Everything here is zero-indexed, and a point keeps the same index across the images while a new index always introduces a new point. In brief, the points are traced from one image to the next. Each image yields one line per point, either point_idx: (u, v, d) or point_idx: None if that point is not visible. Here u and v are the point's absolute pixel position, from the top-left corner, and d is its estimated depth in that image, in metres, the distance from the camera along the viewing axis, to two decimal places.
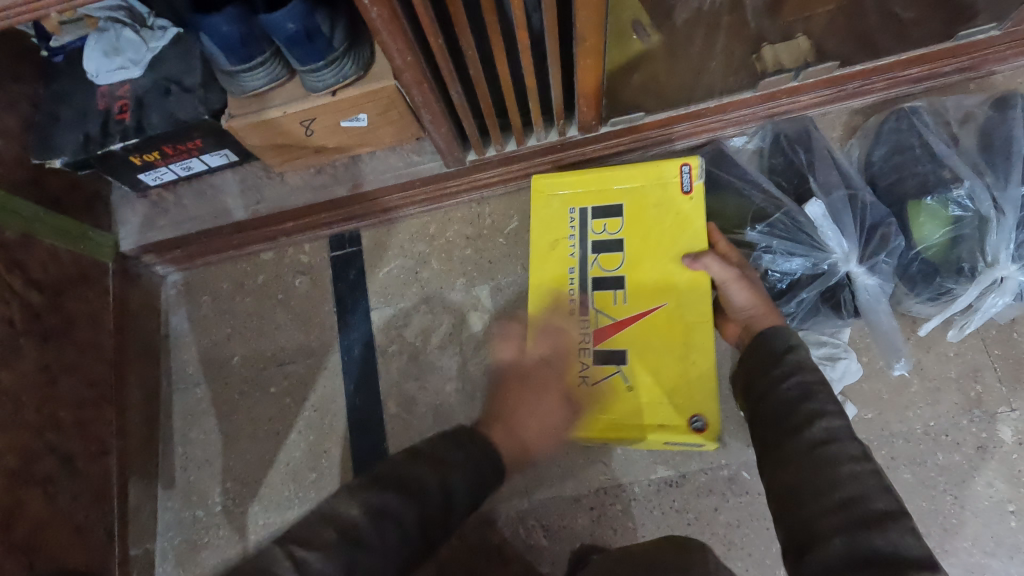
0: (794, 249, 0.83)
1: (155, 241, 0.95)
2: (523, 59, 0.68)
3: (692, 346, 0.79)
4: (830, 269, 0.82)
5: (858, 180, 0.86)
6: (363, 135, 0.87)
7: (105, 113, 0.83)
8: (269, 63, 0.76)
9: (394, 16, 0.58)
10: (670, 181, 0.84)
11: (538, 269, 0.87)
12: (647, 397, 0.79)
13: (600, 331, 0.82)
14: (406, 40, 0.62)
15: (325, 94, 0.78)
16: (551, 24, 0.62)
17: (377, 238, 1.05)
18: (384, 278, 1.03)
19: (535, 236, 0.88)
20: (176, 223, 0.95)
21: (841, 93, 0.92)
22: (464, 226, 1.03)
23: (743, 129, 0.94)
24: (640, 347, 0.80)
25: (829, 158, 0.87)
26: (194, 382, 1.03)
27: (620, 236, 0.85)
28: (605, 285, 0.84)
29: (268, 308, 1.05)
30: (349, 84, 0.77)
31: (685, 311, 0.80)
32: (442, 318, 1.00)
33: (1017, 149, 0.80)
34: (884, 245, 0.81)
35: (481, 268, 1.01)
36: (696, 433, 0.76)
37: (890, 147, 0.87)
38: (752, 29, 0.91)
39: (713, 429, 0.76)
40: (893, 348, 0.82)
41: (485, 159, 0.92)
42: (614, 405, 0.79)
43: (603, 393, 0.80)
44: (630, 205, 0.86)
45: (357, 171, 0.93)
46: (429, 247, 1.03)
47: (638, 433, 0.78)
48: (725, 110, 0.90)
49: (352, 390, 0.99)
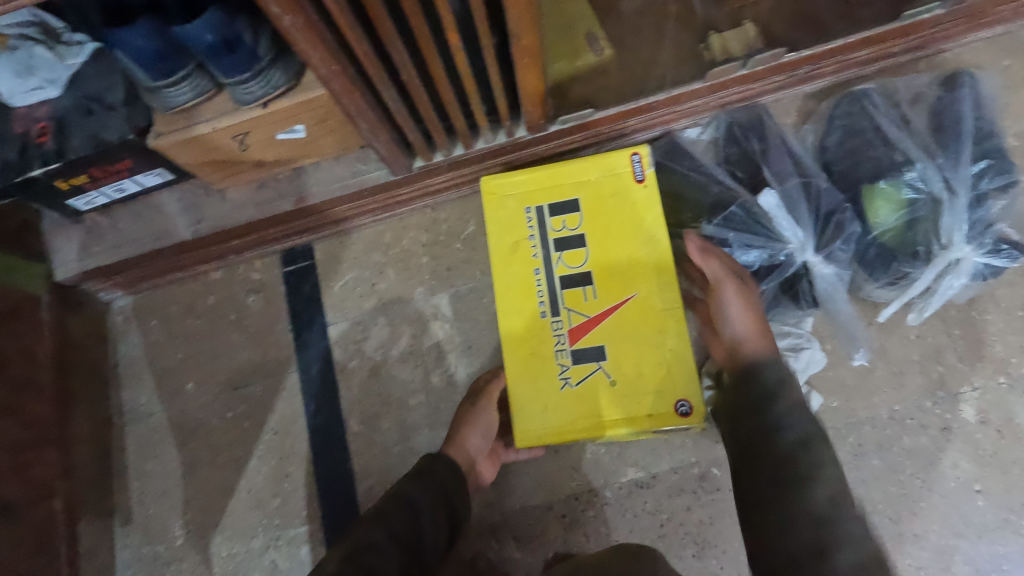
0: (751, 241, 0.82)
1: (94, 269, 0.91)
2: (457, 62, 0.65)
3: (667, 332, 0.75)
4: (787, 259, 0.82)
5: (812, 166, 0.85)
6: (303, 146, 0.83)
7: (24, 137, 0.78)
8: (193, 77, 0.72)
9: (311, 24, 0.55)
10: (623, 171, 0.80)
11: (502, 276, 0.80)
12: (630, 391, 0.75)
13: (573, 331, 0.77)
14: (328, 49, 0.58)
15: (257, 107, 0.74)
16: (481, 25, 0.59)
17: (330, 250, 1.01)
18: (341, 292, 1.00)
19: (493, 240, 0.81)
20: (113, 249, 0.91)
21: (791, 79, 0.89)
22: (419, 233, 1.00)
23: (694, 121, 0.90)
24: (615, 340, 0.76)
25: (783, 148, 0.86)
26: (147, 412, 0.99)
27: (581, 232, 0.80)
28: (572, 283, 0.79)
29: (221, 330, 1.01)
30: (280, 95, 0.74)
31: (655, 298, 0.77)
32: (402, 330, 0.97)
33: (965, 128, 0.81)
34: (839, 231, 0.81)
35: (440, 276, 0.98)
36: (684, 419, 0.73)
37: (844, 132, 0.86)
38: (700, 17, 0.89)
39: (701, 411, 0.74)
40: (850, 338, 0.84)
41: (434, 165, 0.89)
42: (599, 404, 0.75)
43: (586, 394, 0.75)
44: (586, 199, 0.81)
45: (302, 183, 0.89)
46: (384, 256, 1.00)
47: (628, 428, 0.74)
48: (677, 102, 0.86)
49: (312, 410, 0.96)
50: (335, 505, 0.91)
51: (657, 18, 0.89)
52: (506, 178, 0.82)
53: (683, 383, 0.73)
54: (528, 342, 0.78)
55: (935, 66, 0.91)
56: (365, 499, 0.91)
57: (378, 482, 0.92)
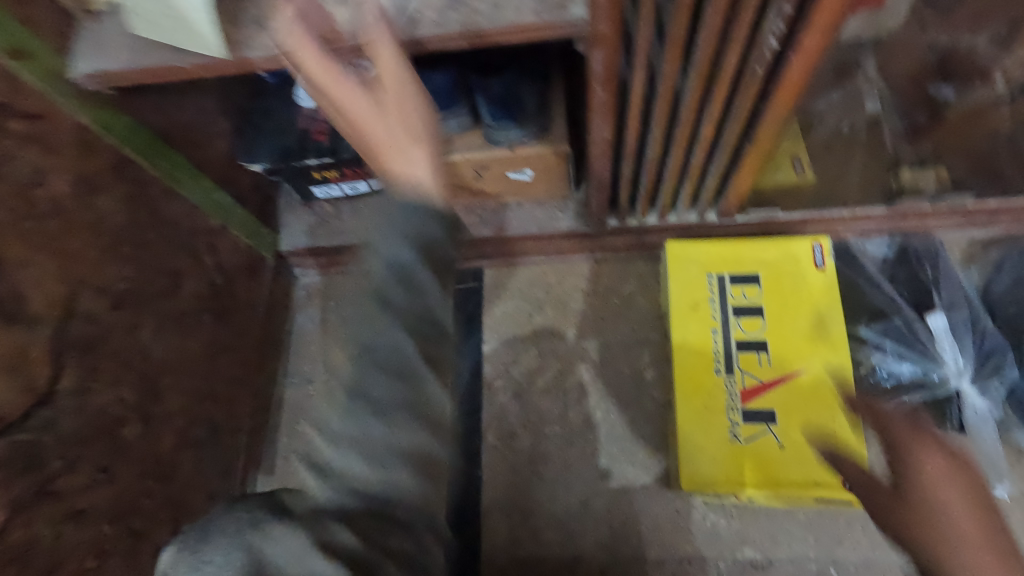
0: (906, 352, 0.86)
1: (316, 246, 1.07)
2: (700, 146, 0.75)
3: (839, 410, 0.82)
4: (940, 380, 0.84)
5: (981, 307, 0.90)
6: (521, 187, 0.97)
7: (302, 131, 0.93)
8: (463, 115, 0.86)
9: (610, 99, 0.66)
10: (804, 255, 0.89)
11: (680, 330, 0.89)
12: (797, 455, 0.81)
13: (745, 390, 0.85)
14: (612, 120, 0.70)
15: (504, 149, 0.88)
16: (736, 124, 0.70)
17: (498, 278, 1.11)
18: (500, 316, 1.09)
19: (674, 297, 0.91)
20: (333, 234, 1.07)
21: (965, 221, 0.96)
22: (581, 281, 1.09)
23: (868, 239, 0.97)
24: (787, 408, 0.83)
25: (958, 284, 0.91)
26: (309, 379, 1.11)
27: (759, 303, 0.89)
28: (748, 347, 0.87)
29: None
30: (528, 143, 0.87)
31: (825, 376, 0.83)
32: (549, 363, 1.05)
33: None
34: (999, 371, 0.84)
35: (593, 323, 1.07)
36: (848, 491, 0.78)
37: (1015, 278, 0.90)
38: (889, 152, 0.98)
39: (866, 488, 0.79)
40: (997, 470, 0.85)
41: (625, 225, 1.03)
42: (765, 463, 0.81)
43: (753, 451, 0.82)
44: (766, 275, 0.90)
45: (504, 216, 1.07)
46: (545, 294, 1.09)
47: (793, 490, 0.79)
48: (854, 221, 0.96)
49: (454, 415, 1.05)
50: (458, 506, 0.99)
51: (848, 144, 0.99)
52: (692, 244, 0.91)
53: (853, 458, 0.79)
54: (702, 394, 0.85)
55: None
56: (485, 508, 0.98)
57: (500, 496, 0.98)
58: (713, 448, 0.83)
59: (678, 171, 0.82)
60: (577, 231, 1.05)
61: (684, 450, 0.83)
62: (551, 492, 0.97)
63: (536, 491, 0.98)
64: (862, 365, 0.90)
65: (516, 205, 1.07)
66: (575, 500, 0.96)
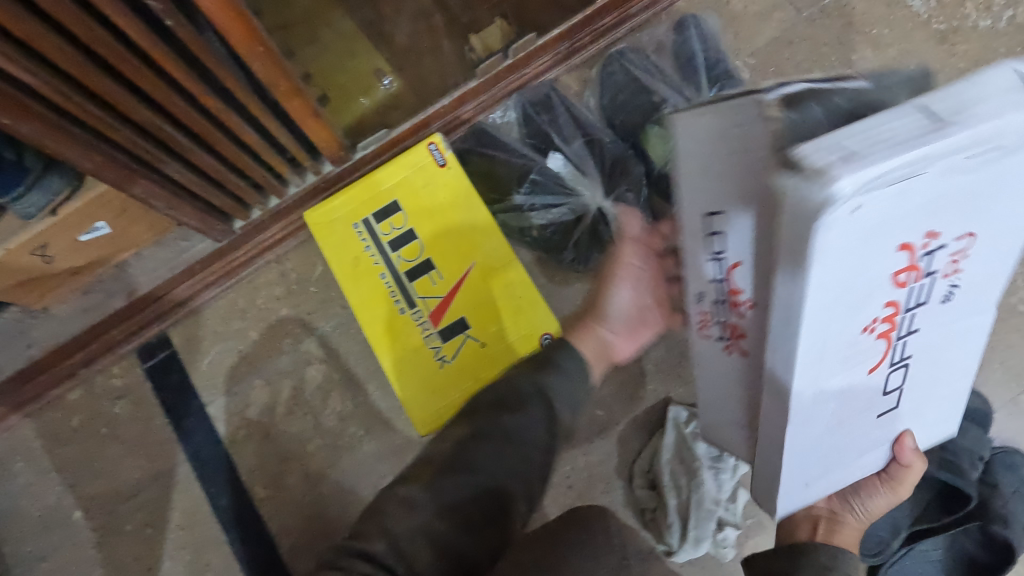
0: (554, 201, 0.90)
1: None
2: (224, 113, 0.67)
3: (514, 286, 0.90)
4: (586, 208, 0.89)
5: (594, 124, 0.92)
6: (115, 240, 0.82)
7: None
8: (41, 183, 0.67)
9: (55, 128, 0.55)
10: (426, 161, 0.90)
11: (353, 291, 0.89)
12: (496, 342, 0.89)
13: (433, 314, 0.90)
14: (82, 142, 0.59)
15: (47, 217, 0.71)
16: (235, 79, 0.64)
17: (188, 331, 0.95)
18: (209, 368, 0.95)
19: (334, 263, 0.90)
20: None
21: (557, 56, 0.95)
22: (272, 287, 0.95)
23: (493, 111, 0.95)
24: (471, 307, 0.90)
25: (569, 116, 0.92)
26: (39, 556, 0.92)
27: (409, 228, 0.91)
28: (418, 273, 0.90)
29: (95, 447, 0.93)
30: (69, 198, 0.71)
31: (491, 259, 0.90)
32: (280, 386, 0.95)
33: (697, 63, 0.91)
34: (626, 177, 0.89)
35: (300, 322, 0.95)
36: None
37: (613, 89, 0.93)
38: (462, 20, 0.95)
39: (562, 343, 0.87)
40: None
41: (255, 221, 0.91)
42: (475, 364, 0.89)
43: (462, 362, 0.89)
44: (403, 199, 0.91)
45: (129, 276, 0.92)
46: (245, 320, 0.95)
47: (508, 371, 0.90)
48: (462, 103, 0.92)
49: (214, 493, 0.93)
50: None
51: (430, 32, 0.95)
52: (326, 205, 0.90)
53: (540, 320, 0.89)
54: (399, 339, 0.90)
55: (672, 16, 0.99)
56: (291, 557, 0.92)
57: (299, 537, 0.92)
58: (432, 384, 0.89)
59: (224, 141, 0.72)
60: (211, 250, 0.91)
61: (413, 395, 0.88)
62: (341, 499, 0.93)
63: (329, 507, 0.93)
64: (534, 228, 0.92)
65: (135, 257, 0.92)
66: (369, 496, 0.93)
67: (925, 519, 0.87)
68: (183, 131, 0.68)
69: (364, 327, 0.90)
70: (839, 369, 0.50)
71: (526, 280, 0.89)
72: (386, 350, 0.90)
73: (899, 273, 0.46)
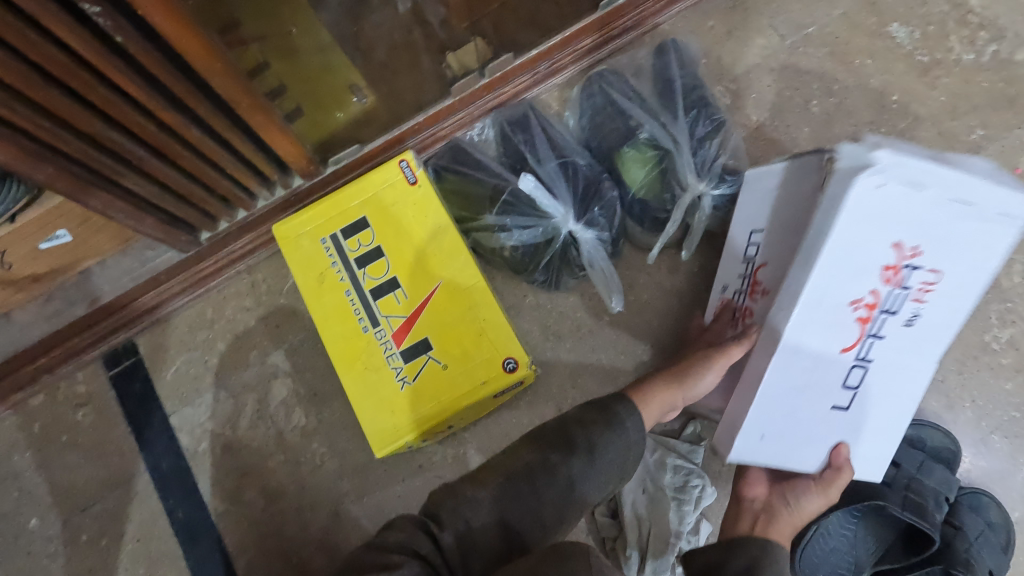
0: (526, 220, 0.78)
1: None
2: (179, 124, 0.64)
3: (479, 307, 0.83)
4: (556, 232, 0.78)
5: (573, 146, 0.80)
6: (70, 250, 0.83)
7: None
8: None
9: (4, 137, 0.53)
10: (395, 178, 0.85)
11: (316, 307, 0.85)
12: (460, 367, 0.82)
13: (397, 333, 0.84)
14: (37, 152, 0.56)
15: (6, 223, 0.71)
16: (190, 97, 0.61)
17: (154, 342, 0.94)
18: (173, 380, 0.94)
19: (300, 281, 0.87)
20: None
21: (536, 75, 0.89)
22: (240, 300, 0.95)
23: (472, 127, 0.89)
24: (436, 327, 0.83)
25: (546, 137, 0.80)
26: None
27: (376, 245, 0.86)
28: (382, 291, 0.85)
29: (54, 454, 0.92)
30: (28, 206, 0.71)
31: (456, 279, 0.83)
32: (245, 400, 0.95)
33: (676, 88, 0.77)
34: (598, 200, 0.76)
35: (270, 336, 0.95)
36: (509, 375, 0.81)
37: (592, 114, 0.81)
38: (440, 37, 0.86)
39: (524, 365, 0.81)
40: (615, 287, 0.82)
41: (221, 232, 0.89)
42: (437, 388, 0.82)
43: (424, 385, 0.82)
44: (372, 216, 0.86)
45: (90, 285, 0.90)
46: (211, 331, 0.95)
47: (469, 401, 0.81)
48: (438, 118, 0.87)
49: (173, 505, 0.92)
50: None
51: (405, 47, 0.86)
52: (294, 219, 0.87)
53: (505, 343, 0.81)
54: (359, 359, 0.84)
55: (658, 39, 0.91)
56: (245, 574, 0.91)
57: (255, 554, 0.91)
58: (389, 403, 0.83)
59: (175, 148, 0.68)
60: (176, 261, 0.90)
61: (371, 419, 0.82)
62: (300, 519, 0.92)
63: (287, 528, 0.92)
64: (505, 248, 0.83)
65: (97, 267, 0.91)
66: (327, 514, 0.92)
67: (887, 561, 0.87)
68: (144, 144, 0.67)
69: (326, 347, 0.86)
70: (821, 338, 0.62)
71: (495, 304, 0.82)
72: (345, 369, 0.84)
73: (886, 261, 0.59)
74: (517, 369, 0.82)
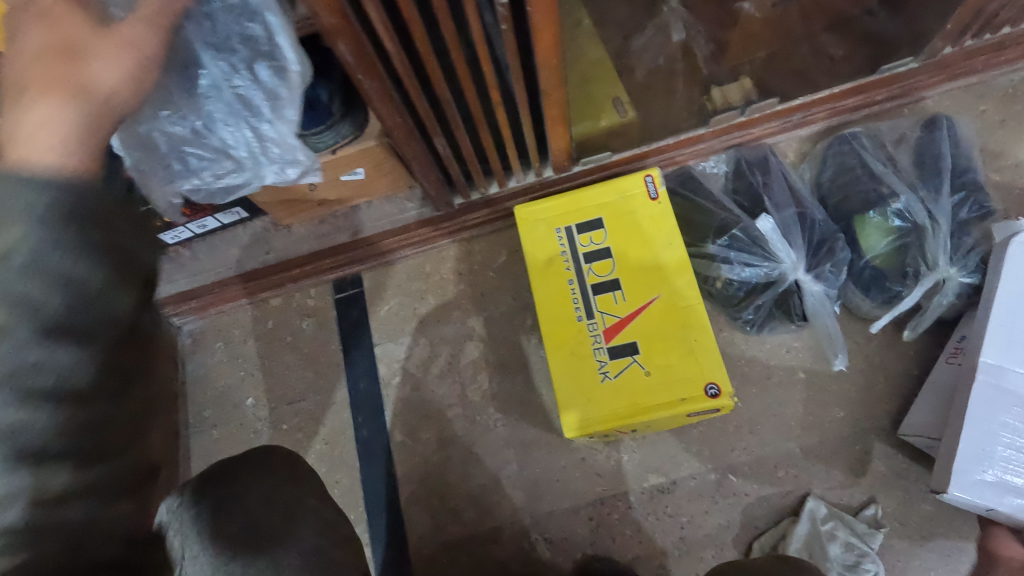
0: (751, 259, 0.89)
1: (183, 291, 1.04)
2: (499, 114, 0.78)
3: (690, 330, 0.87)
4: (780, 276, 0.88)
5: (811, 200, 0.94)
6: (361, 186, 0.99)
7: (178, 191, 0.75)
8: (337, 125, 0.81)
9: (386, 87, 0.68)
10: (638, 191, 0.95)
11: (540, 286, 0.93)
12: (662, 377, 0.86)
13: (608, 330, 0.90)
14: (397, 107, 0.72)
15: (327, 152, 0.85)
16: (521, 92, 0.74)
17: (378, 279, 1.08)
18: (385, 316, 1.06)
19: (528, 257, 0.96)
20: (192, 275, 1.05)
21: (787, 123, 1.02)
22: (457, 262, 1.06)
23: (707, 159, 1.03)
24: (645, 334, 0.88)
25: (783, 182, 0.96)
26: (211, 424, 1.04)
27: (607, 245, 0.94)
28: (603, 289, 0.91)
29: (278, 349, 1.06)
30: (348, 143, 0.85)
31: (676, 297, 0.89)
32: (440, 350, 1.04)
33: (943, 163, 0.89)
34: (830, 256, 0.89)
35: (473, 299, 1.05)
36: (710, 399, 0.83)
37: (836, 169, 0.96)
38: (704, 74, 1.02)
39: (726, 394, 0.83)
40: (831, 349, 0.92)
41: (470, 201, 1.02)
42: (634, 393, 0.85)
43: (622, 384, 0.86)
44: (607, 218, 0.95)
45: (355, 219, 1.05)
46: (425, 284, 1.06)
47: (663, 411, 0.84)
48: (682, 145, 1.01)
49: (359, 423, 1.02)
50: (377, 511, 0.98)
51: (668, 76, 1.02)
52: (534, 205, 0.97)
53: (709, 367, 0.85)
54: (568, 342, 0.90)
55: (916, 112, 1.02)
56: (406, 503, 0.98)
57: (418, 487, 0.99)
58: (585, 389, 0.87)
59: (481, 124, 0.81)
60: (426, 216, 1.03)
61: (565, 392, 0.87)
62: (464, 471, 0.98)
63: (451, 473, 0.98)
64: (716, 280, 0.94)
65: (364, 206, 1.05)
66: (488, 475, 0.97)
67: None
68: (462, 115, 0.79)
69: (540, 324, 0.92)
70: None
71: (710, 330, 0.86)
72: (551, 348, 0.91)
73: None
74: (719, 396, 0.84)
